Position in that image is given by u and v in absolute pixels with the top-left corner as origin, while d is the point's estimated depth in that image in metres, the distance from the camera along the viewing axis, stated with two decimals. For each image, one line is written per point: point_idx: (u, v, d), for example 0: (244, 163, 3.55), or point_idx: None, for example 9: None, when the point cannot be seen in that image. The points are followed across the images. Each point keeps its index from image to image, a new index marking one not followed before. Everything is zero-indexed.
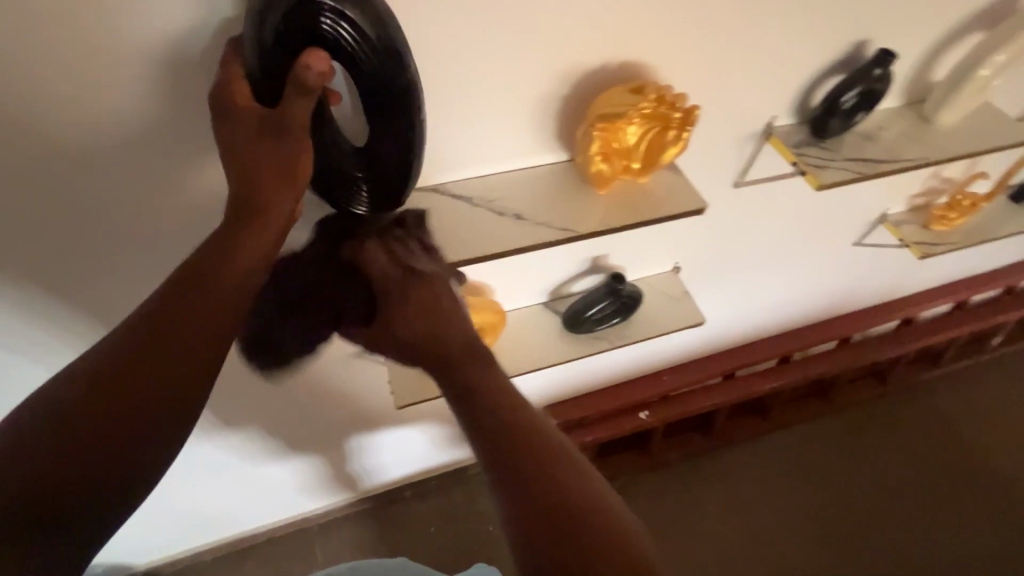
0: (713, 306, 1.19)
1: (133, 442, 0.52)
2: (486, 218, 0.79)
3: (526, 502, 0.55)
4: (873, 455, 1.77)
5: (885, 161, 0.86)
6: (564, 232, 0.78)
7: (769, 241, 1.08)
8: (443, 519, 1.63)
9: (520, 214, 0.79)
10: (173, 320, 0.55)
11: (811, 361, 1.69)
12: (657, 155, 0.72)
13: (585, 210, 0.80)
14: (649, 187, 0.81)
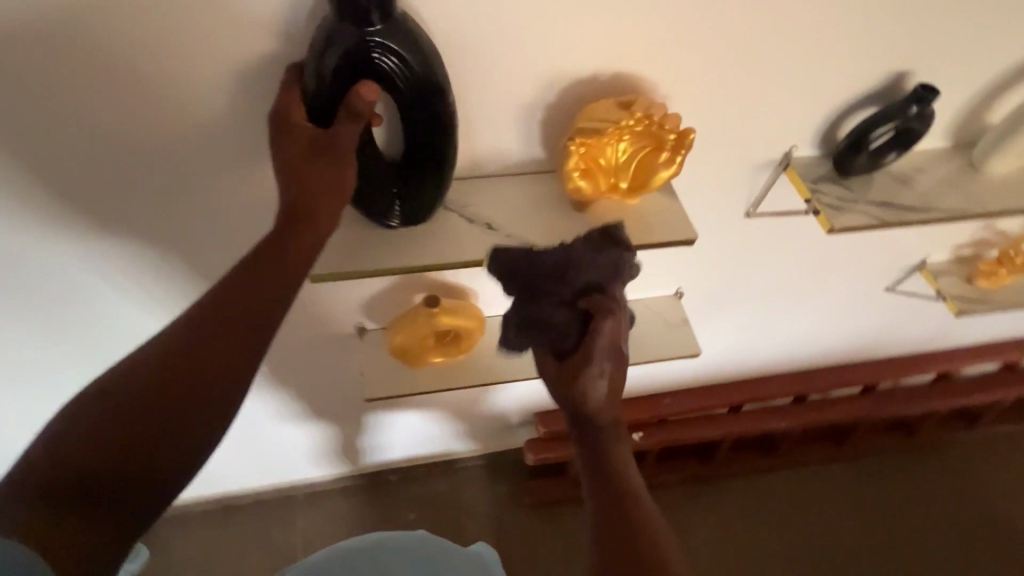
0: (719, 337, 1.12)
1: (191, 424, 0.57)
2: (454, 224, 0.75)
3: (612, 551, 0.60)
4: (887, 512, 1.65)
5: (914, 209, 0.78)
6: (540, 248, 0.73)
7: (786, 276, 1.00)
8: (424, 509, 1.62)
9: (492, 224, 0.75)
10: (228, 318, 0.59)
11: (828, 404, 1.59)
12: (648, 177, 0.67)
13: (569, 227, 0.75)
14: (638, 210, 0.75)
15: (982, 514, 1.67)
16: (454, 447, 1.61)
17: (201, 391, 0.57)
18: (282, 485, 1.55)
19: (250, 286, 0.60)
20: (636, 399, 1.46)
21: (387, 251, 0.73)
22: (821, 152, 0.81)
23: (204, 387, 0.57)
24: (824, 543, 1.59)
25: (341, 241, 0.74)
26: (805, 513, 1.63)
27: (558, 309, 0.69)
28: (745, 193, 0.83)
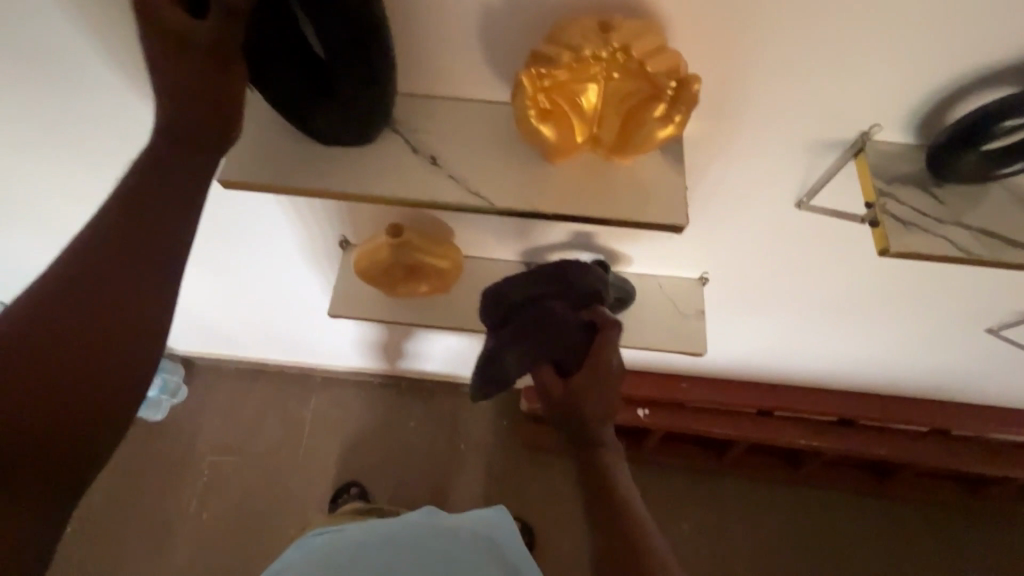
0: (747, 333, 0.97)
1: (68, 431, 0.39)
2: (393, 147, 0.57)
3: None
4: (907, 561, 1.48)
5: (1017, 246, 0.57)
6: (473, 198, 0.55)
7: (846, 288, 0.81)
8: (424, 420, 1.67)
9: (438, 158, 0.56)
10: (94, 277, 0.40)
11: (879, 437, 1.37)
12: (637, 135, 0.51)
13: (527, 177, 0.56)
14: (634, 176, 0.56)
15: None
16: (462, 372, 1.62)
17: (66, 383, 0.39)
18: (303, 363, 1.67)
19: (133, 194, 0.42)
20: (652, 375, 1.35)
21: (298, 164, 0.57)
22: (913, 140, 0.60)
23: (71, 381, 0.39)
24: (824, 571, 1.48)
25: (250, 133, 0.57)
26: (812, 535, 1.51)
27: (560, 311, 0.68)
28: (801, 180, 0.65)
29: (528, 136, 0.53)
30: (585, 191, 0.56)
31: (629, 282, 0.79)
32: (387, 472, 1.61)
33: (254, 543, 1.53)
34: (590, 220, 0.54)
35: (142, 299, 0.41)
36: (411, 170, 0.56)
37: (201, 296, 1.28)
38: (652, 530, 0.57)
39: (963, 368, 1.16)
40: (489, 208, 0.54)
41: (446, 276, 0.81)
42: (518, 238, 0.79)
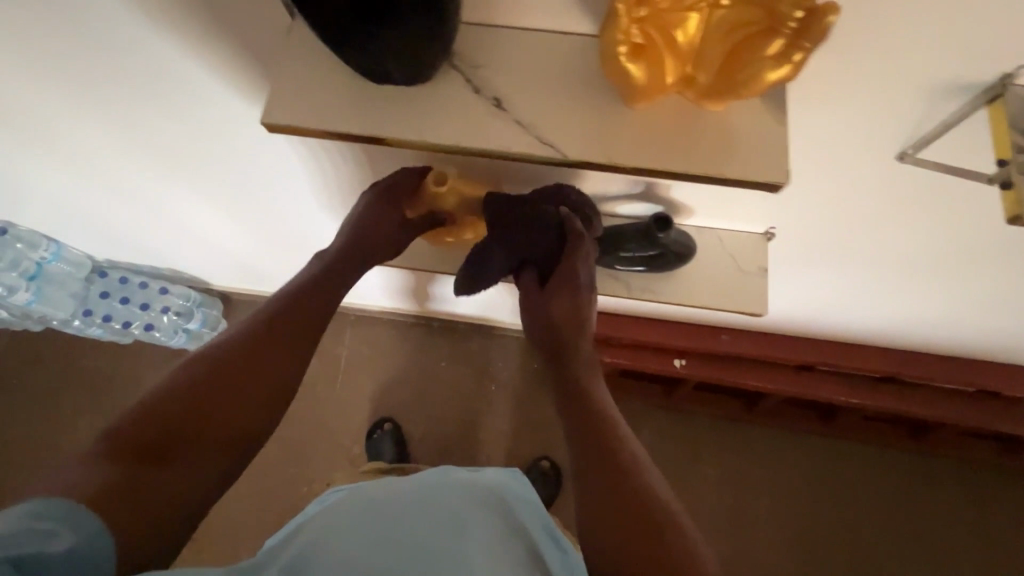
0: (806, 292, 0.91)
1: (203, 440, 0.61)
2: (454, 87, 0.52)
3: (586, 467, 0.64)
4: (932, 515, 1.49)
5: None
6: (544, 149, 0.50)
7: (928, 249, 0.74)
8: (456, 361, 1.69)
9: (501, 100, 0.51)
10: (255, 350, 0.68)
11: (922, 397, 1.34)
12: (735, 80, 0.45)
13: (602, 125, 0.51)
14: (721, 126, 0.51)
15: None
16: (495, 316, 1.61)
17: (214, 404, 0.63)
18: (338, 302, 1.68)
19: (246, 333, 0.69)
20: (690, 326, 1.31)
21: (354, 104, 0.53)
22: None
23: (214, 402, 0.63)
24: (845, 520, 1.50)
25: (304, 70, 0.54)
26: (838, 485, 1.52)
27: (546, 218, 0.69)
28: (909, 130, 0.56)
29: (612, 78, 0.49)
30: (665, 142, 0.51)
31: (689, 238, 0.73)
32: (420, 409, 1.66)
33: (294, 468, 1.61)
34: (677, 176, 0.50)
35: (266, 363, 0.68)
36: (475, 115, 0.52)
37: (236, 235, 1.26)
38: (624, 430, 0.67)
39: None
40: (559, 159, 0.50)
41: (480, 221, 0.80)
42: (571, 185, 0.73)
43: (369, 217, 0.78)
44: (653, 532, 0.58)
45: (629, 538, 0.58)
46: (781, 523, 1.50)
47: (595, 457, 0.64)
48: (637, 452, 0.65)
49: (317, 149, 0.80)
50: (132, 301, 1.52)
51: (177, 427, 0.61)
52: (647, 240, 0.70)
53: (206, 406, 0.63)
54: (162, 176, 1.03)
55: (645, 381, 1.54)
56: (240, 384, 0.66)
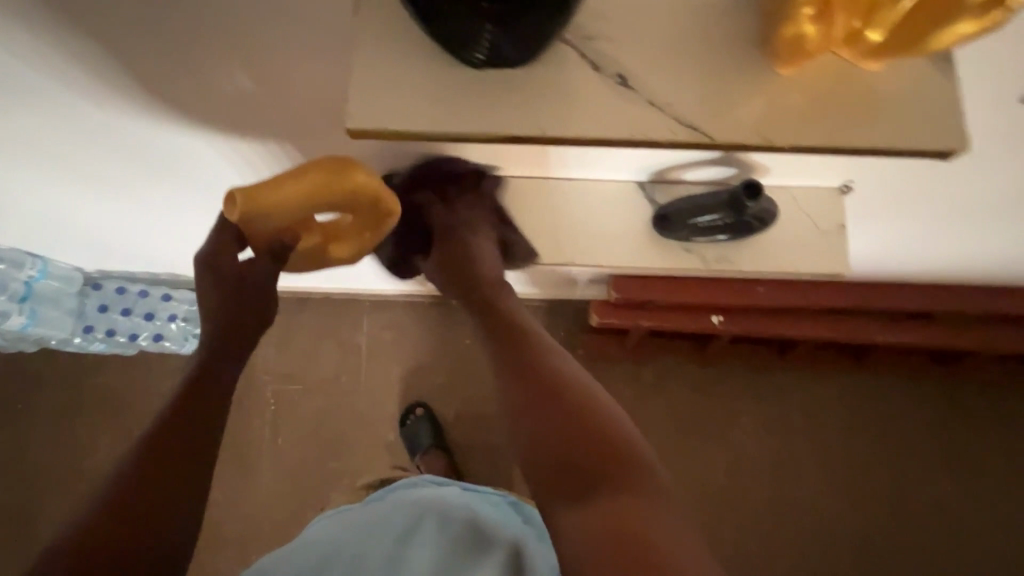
0: (865, 244, 0.89)
1: (177, 471, 0.65)
2: (565, 69, 0.48)
3: (536, 409, 0.60)
4: (954, 435, 1.57)
5: None
6: (684, 133, 0.48)
7: (1007, 192, 0.71)
8: (479, 337, 1.65)
9: (626, 78, 0.48)
10: (193, 391, 0.69)
11: (956, 329, 1.35)
12: (926, 36, 0.43)
13: (740, 101, 0.48)
14: (867, 86, 0.49)
15: None
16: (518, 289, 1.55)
17: (183, 433, 0.67)
18: (351, 290, 1.61)
19: (192, 379, 0.71)
20: (729, 282, 1.27)
21: (457, 101, 0.48)
22: None
23: (183, 431, 0.67)
24: (876, 450, 1.56)
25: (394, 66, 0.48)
26: (867, 418, 1.57)
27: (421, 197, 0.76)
28: None
29: (780, 34, 0.46)
30: (818, 107, 0.48)
31: (769, 199, 0.68)
32: (450, 389, 1.62)
33: (330, 462, 1.59)
34: (833, 148, 0.48)
35: (201, 383, 0.70)
36: (602, 104, 0.48)
37: None
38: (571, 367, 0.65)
39: None
40: (707, 142, 0.47)
41: (357, 207, 0.69)
42: (646, 155, 0.66)
43: (217, 284, 0.73)
44: (582, 470, 0.55)
45: (559, 473, 0.56)
46: (818, 461, 1.55)
47: (542, 394, 0.61)
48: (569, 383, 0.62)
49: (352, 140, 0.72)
50: (134, 312, 1.42)
51: (162, 463, 0.64)
52: (726, 213, 0.66)
53: (172, 436, 0.66)
54: (161, 178, 0.93)
55: (676, 338, 1.53)
56: (194, 413, 0.68)
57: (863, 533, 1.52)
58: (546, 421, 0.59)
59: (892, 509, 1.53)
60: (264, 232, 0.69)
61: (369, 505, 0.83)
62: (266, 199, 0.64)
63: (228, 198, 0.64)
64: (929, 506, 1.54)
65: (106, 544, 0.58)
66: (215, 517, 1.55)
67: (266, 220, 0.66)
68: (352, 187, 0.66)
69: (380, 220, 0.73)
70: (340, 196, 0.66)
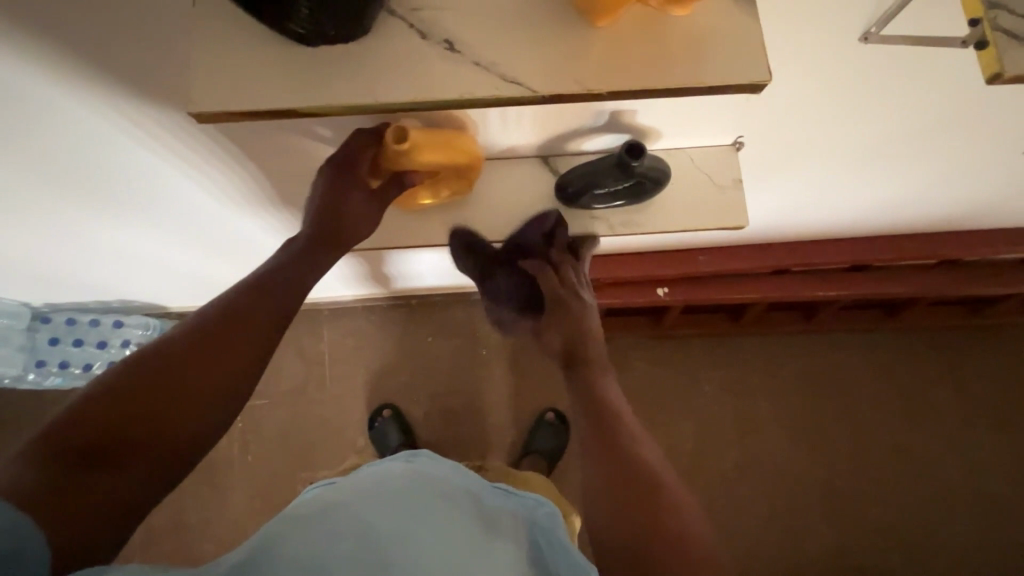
0: (778, 200, 0.93)
1: (199, 394, 0.59)
2: (390, 38, 0.45)
3: (625, 481, 0.65)
4: (908, 383, 1.62)
5: None
6: (510, 88, 0.44)
7: (886, 134, 0.75)
8: (441, 335, 1.65)
9: (454, 42, 0.44)
10: (241, 314, 0.64)
11: (893, 278, 1.40)
12: None
13: (564, 56, 0.43)
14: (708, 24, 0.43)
15: (1020, 394, 1.62)
16: (474, 282, 1.56)
17: (223, 360, 0.61)
18: (309, 300, 1.61)
19: (248, 290, 0.66)
20: (669, 252, 1.31)
21: (289, 79, 0.47)
22: None
23: (223, 358, 0.61)
24: (836, 404, 1.61)
25: (236, 55, 0.47)
26: (823, 374, 1.62)
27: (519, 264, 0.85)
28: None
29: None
30: (648, 61, 0.43)
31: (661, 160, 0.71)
32: (417, 388, 1.63)
33: (302, 472, 1.59)
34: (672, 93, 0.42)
35: (258, 315, 0.64)
36: (418, 64, 0.45)
37: (182, 252, 1.17)
38: (638, 438, 0.71)
39: (989, 200, 1.12)
40: (531, 97, 0.42)
41: (460, 171, 0.72)
42: (536, 128, 0.69)
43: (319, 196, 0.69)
44: (620, 479, 0.65)
45: (635, 556, 0.60)
46: (780, 420, 1.59)
47: (627, 476, 0.66)
48: (620, 421, 0.72)
49: (255, 142, 0.73)
50: (86, 342, 1.42)
51: (185, 381, 0.59)
52: (615, 182, 0.70)
53: (211, 362, 0.61)
54: (89, 201, 0.93)
55: (632, 315, 1.56)
56: (236, 338, 0.62)
57: (830, 486, 1.56)
58: (627, 503, 0.64)
59: (857, 459, 1.58)
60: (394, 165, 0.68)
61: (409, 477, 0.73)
62: (416, 139, 0.65)
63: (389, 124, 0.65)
64: (889, 453, 1.59)
65: (99, 439, 0.55)
66: (189, 540, 1.55)
67: (404, 159, 0.67)
68: (464, 152, 0.70)
69: (456, 184, 0.75)
70: (463, 156, 0.70)
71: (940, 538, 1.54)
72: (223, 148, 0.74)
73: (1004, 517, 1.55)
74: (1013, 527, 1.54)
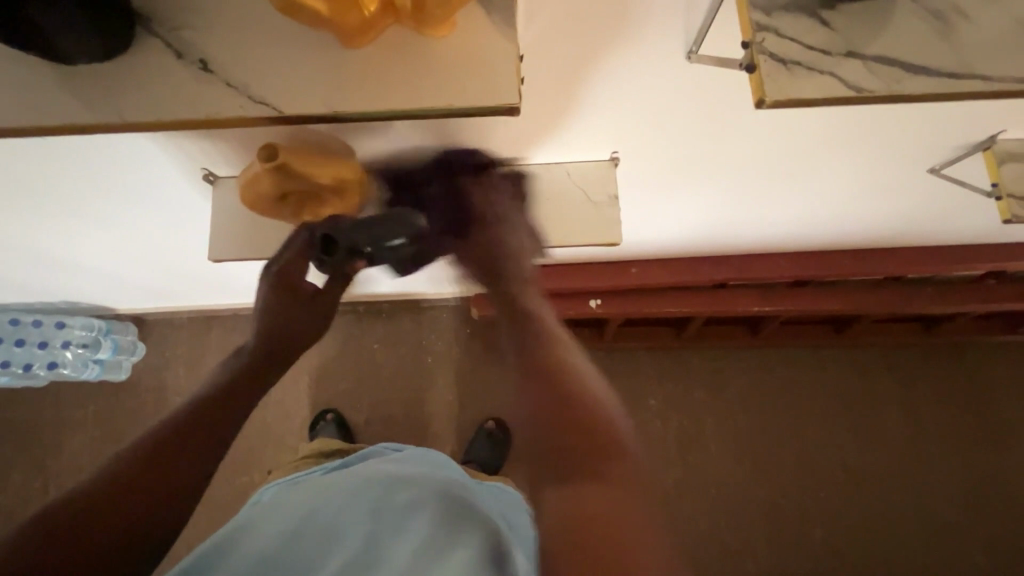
0: (680, 208, 0.94)
1: (176, 471, 0.55)
2: (158, 62, 0.49)
3: (539, 390, 0.56)
4: (860, 400, 1.59)
5: (961, 77, 0.44)
6: (262, 109, 0.49)
7: (760, 149, 0.75)
8: (387, 342, 1.64)
9: (208, 62, 0.49)
10: (222, 392, 0.62)
11: (833, 293, 1.36)
12: (430, 9, 0.45)
13: (314, 81, 0.49)
14: (453, 51, 0.50)
15: (975, 413, 1.58)
16: (418, 290, 1.57)
17: (200, 436, 0.58)
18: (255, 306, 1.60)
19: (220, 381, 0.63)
20: (599, 265, 1.30)
21: (56, 94, 0.50)
22: None
23: (202, 435, 0.58)
24: (782, 421, 1.58)
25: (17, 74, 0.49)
26: (771, 390, 1.59)
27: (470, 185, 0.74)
28: (685, 14, 0.51)
29: (317, 23, 0.46)
30: (390, 81, 0.49)
31: (393, 220, 0.71)
32: (359, 394, 1.62)
33: (243, 477, 1.58)
34: (416, 113, 0.50)
35: (240, 390, 0.63)
36: (184, 86, 0.49)
37: (106, 263, 1.15)
38: (564, 337, 0.63)
39: (920, 223, 1.09)
40: (274, 116, 0.49)
41: (345, 191, 0.71)
42: (392, 141, 0.70)
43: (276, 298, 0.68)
44: (576, 456, 0.52)
45: (552, 451, 0.52)
46: (726, 436, 1.56)
47: (543, 372, 0.57)
48: (541, 320, 0.64)
49: (112, 162, 0.71)
50: (29, 342, 1.40)
51: (155, 471, 0.54)
52: (362, 238, 0.69)
53: (187, 443, 0.57)
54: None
55: (576, 326, 1.55)
56: (219, 412, 0.60)
57: (775, 505, 1.52)
58: (538, 412, 0.55)
59: (804, 479, 1.54)
60: (272, 188, 0.65)
61: (368, 485, 0.71)
62: (290, 158, 0.64)
63: (262, 150, 0.63)
64: (839, 471, 1.55)
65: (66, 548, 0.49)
66: None
67: (283, 179, 0.65)
68: (340, 169, 0.68)
69: (339, 206, 0.73)
70: (341, 173, 0.69)
71: (887, 564, 1.49)
72: (84, 165, 0.72)
73: (956, 541, 1.50)
74: (965, 552, 1.50)
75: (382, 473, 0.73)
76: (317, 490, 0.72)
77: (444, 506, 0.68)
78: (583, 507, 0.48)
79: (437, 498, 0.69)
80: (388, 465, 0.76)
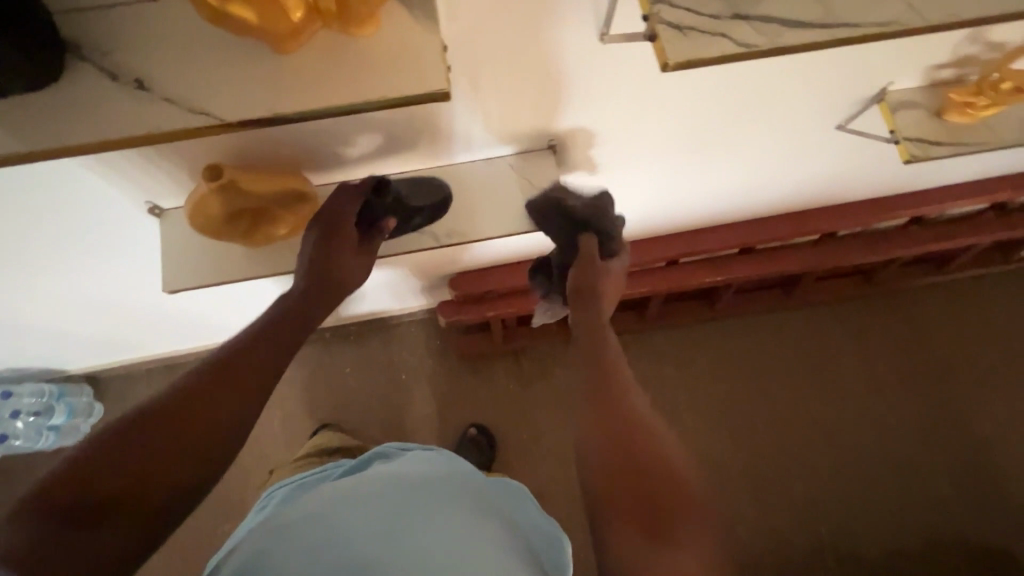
0: (622, 190, 0.99)
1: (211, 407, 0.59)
2: (91, 85, 0.50)
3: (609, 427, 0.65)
4: (817, 354, 1.69)
5: (834, 28, 0.50)
6: (203, 119, 0.50)
7: (684, 123, 0.80)
8: (359, 365, 1.63)
9: (143, 80, 0.50)
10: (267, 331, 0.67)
11: (775, 256, 1.45)
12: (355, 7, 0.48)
13: (251, 89, 0.51)
14: (385, 51, 0.53)
15: (921, 352, 1.70)
16: (382, 307, 1.57)
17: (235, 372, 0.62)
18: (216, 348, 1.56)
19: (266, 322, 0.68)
20: None
21: None
22: None
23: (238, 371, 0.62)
24: (749, 385, 1.65)
25: None
26: (735, 357, 1.67)
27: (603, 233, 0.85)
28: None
29: (249, 32, 0.48)
30: (326, 81, 0.52)
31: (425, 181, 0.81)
32: (336, 421, 1.59)
33: (224, 525, 1.52)
34: (355, 109, 0.52)
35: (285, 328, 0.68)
36: (121, 104, 0.50)
37: (52, 320, 1.11)
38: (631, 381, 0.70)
39: (840, 180, 1.18)
40: (216, 125, 0.50)
41: (296, 204, 0.73)
42: (334, 151, 0.72)
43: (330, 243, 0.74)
44: (645, 499, 0.59)
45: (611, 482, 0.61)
46: (700, 407, 1.62)
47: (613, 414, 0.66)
48: (610, 356, 0.72)
49: (51, 205, 0.70)
50: None
51: (189, 410, 0.58)
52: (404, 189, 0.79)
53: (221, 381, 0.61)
54: None
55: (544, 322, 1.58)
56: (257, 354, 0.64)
57: (753, 466, 1.59)
58: (607, 450, 0.63)
59: (778, 437, 1.62)
60: (224, 208, 0.66)
61: (406, 482, 0.71)
62: (237, 175, 0.66)
63: (208, 171, 0.64)
64: (807, 424, 1.63)
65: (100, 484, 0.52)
66: None
67: (233, 197, 0.66)
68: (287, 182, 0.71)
69: (291, 221, 0.75)
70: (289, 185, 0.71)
71: (862, 504, 1.58)
72: (19, 213, 0.70)
73: (920, 472, 1.60)
74: (929, 480, 1.60)
75: (410, 471, 0.74)
76: (333, 490, 0.71)
77: (451, 503, 0.70)
78: (642, 547, 0.56)
79: (449, 497, 0.70)
80: (392, 466, 0.76)
